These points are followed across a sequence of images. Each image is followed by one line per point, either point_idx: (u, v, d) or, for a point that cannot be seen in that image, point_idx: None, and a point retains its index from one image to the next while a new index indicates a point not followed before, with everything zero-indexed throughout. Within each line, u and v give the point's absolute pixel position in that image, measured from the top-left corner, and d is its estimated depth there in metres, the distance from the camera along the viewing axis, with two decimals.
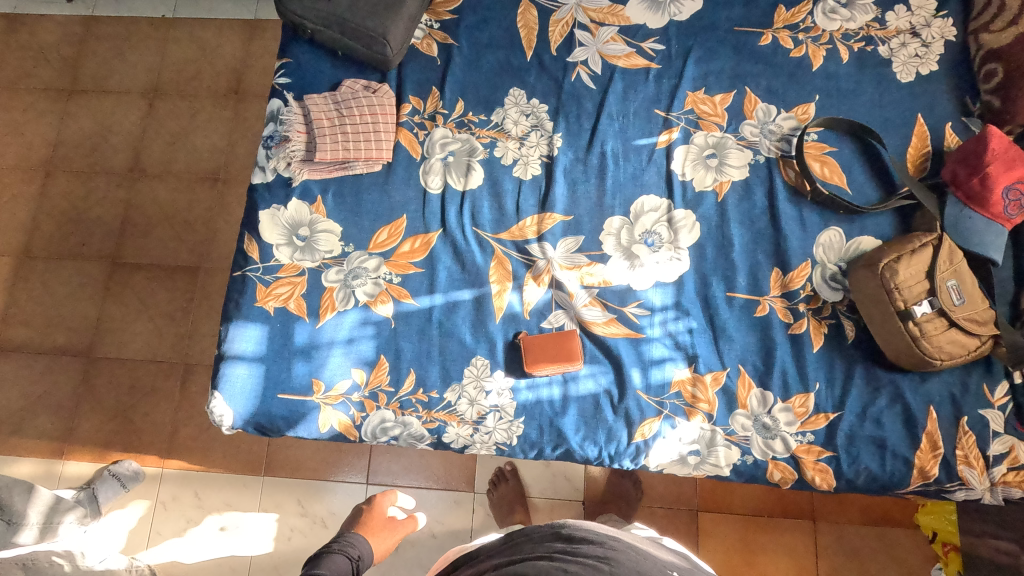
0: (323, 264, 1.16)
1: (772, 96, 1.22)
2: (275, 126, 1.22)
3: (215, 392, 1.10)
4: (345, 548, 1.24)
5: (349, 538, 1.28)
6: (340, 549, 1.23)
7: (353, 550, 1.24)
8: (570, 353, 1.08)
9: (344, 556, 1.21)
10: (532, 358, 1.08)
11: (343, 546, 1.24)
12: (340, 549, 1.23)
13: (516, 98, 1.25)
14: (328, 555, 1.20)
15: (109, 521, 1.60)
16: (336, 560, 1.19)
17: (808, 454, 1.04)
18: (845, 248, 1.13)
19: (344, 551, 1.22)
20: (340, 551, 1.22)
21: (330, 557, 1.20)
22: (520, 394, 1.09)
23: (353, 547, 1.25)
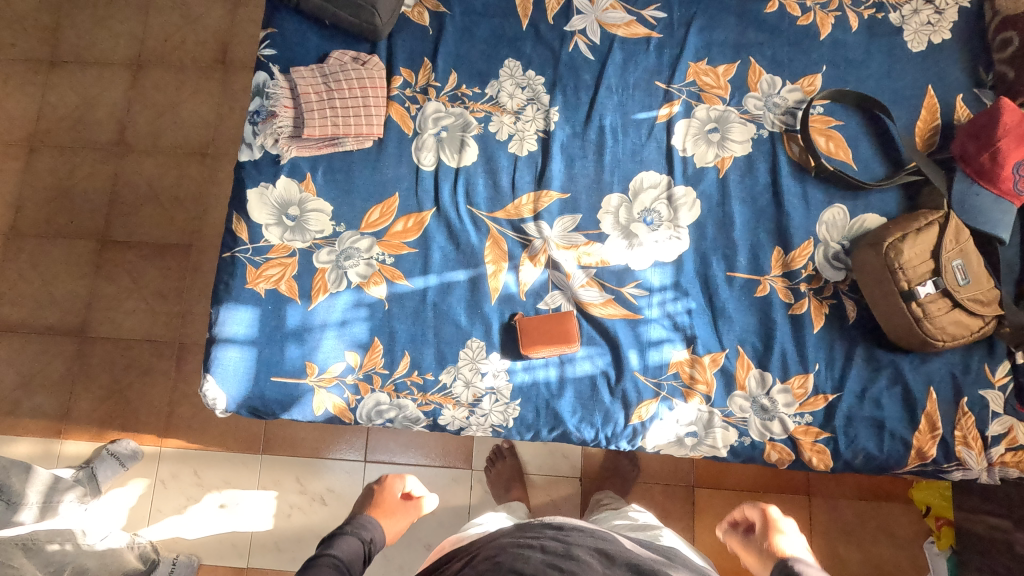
0: (313, 245, 1.13)
1: (777, 67, 1.17)
2: (261, 101, 1.17)
3: (208, 375, 1.08)
4: (358, 529, 1.12)
5: (362, 519, 1.15)
6: (352, 531, 1.11)
7: (366, 533, 1.12)
8: (568, 335, 1.06)
9: (357, 538, 1.10)
10: (529, 341, 1.06)
11: (357, 526, 1.13)
12: (353, 531, 1.12)
13: (512, 70, 1.20)
14: (341, 538, 1.09)
15: (109, 499, 1.61)
16: (348, 543, 1.08)
17: (805, 435, 1.03)
18: (848, 226, 1.10)
19: (357, 532, 1.11)
20: (352, 533, 1.11)
21: (342, 538, 1.09)
22: (517, 377, 1.08)
23: (365, 530, 1.12)
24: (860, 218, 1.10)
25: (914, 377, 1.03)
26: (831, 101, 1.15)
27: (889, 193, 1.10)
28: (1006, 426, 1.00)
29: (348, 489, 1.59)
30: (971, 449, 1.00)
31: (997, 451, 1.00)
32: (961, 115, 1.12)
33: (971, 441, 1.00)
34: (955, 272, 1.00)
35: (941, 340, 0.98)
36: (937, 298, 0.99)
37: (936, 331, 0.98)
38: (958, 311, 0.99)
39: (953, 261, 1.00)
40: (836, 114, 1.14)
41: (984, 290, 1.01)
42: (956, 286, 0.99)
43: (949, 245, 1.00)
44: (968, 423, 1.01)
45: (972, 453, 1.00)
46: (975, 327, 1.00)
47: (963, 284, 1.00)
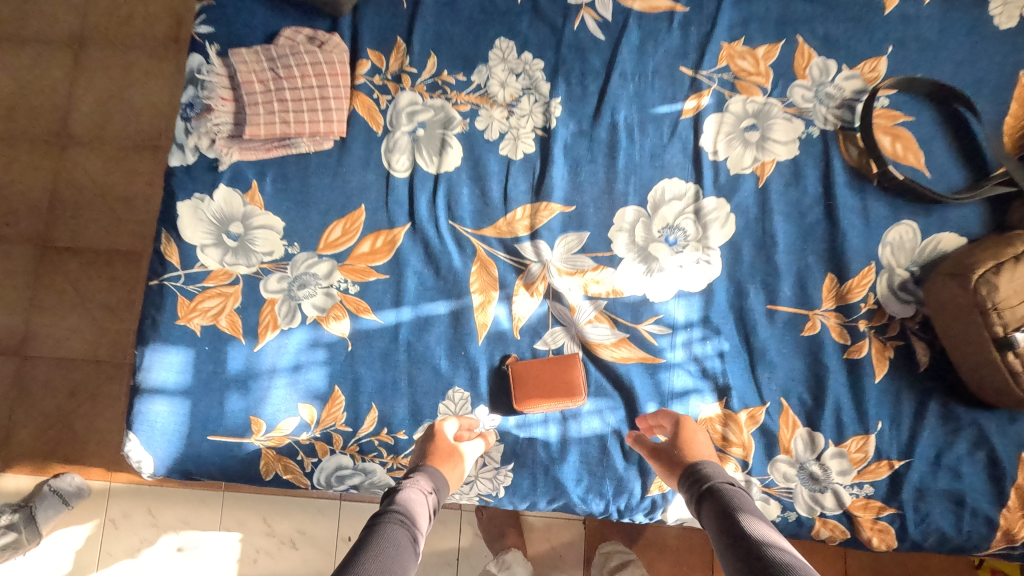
0: (260, 270, 0.93)
1: (831, 48, 0.95)
2: (195, 91, 0.95)
3: (131, 433, 0.89)
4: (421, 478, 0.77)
5: (422, 466, 0.79)
6: (415, 480, 0.76)
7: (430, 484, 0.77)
8: (571, 387, 0.86)
9: (424, 491, 0.75)
10: (523, 395, 0.86)
11: (419, 473, 0.78)
12: (415, 480, 0.76)
13: (503, 52, 0.98)
14: (403, 492, 0.74)
15: (52, 542, 1.44)
16: (415, 500, 0.73)
17: (864, 510, 0.84)
18: (918, 248, 0.89)
19: (420, 483, 0.76)
20: (416, 482, 0.76)
21: (404, 494, 0.73)
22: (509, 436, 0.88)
23: (427, 478, 0.77)
24: (933, 238, 0.89)
25: (1002, 440, 0.83)
26: (898, 92, 0.93)
27: (970, 207, 0.89)
28: None
29: (322, 531, 1.40)
30: None
31: None
32: None
33: None
34: None
35: None
36: None
37: None
38: None
39: None
40: (904, 108, 0.92)
41: None
42: None
43: None
44: None
45: None
46: None
47: None
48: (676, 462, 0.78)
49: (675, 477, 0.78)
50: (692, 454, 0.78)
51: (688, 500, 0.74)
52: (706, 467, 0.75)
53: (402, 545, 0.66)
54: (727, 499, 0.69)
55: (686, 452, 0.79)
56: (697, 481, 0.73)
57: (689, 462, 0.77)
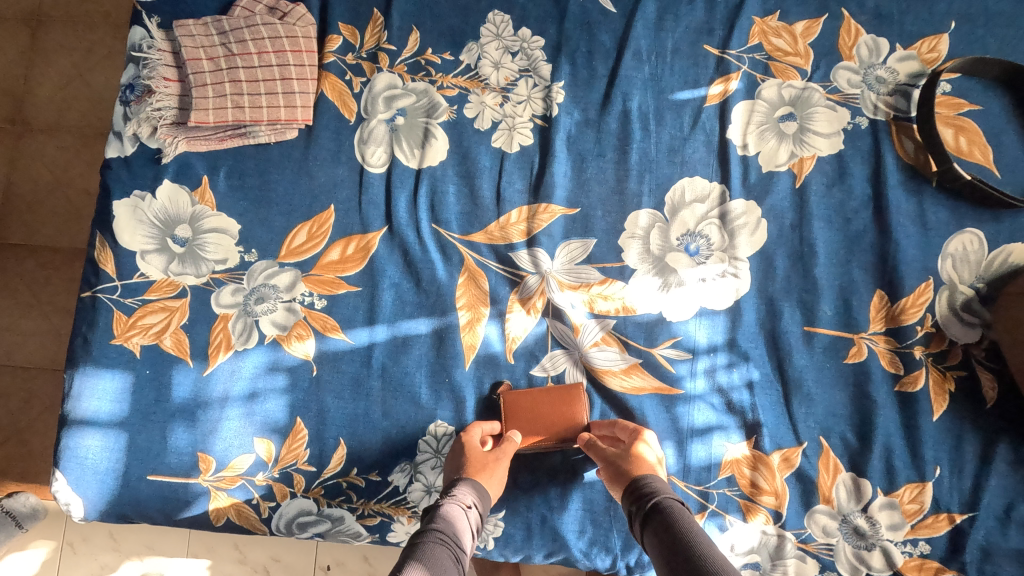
0: (211, 281, 0.79)
1: (882, 25, 0.81)
2: (135, 71, 0.81)
3: (58, 472, 0.76)
4: (465, 494, 0.64)
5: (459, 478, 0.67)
6: (458, 495, 0.63)
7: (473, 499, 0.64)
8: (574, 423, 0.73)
9: (469, 510, 0.62)
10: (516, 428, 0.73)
11: (461, 488, 0.65)
12: (457, 495, 0.63)
13: (497, 27, 0.84)
14: (447, 510, 0.61)
15: (6, 566, 1.32)
16: (460, 522, 0.60)
17: (919, 572, 0.70)
18: (984, 262, 0.75)
19: (464, 499, 0.63)
20: (460, 498, 0.63)
21: (450, 513, 0.60)
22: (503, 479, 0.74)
23: (466, 491, 0.64)
24: (1003, 250, 0.75)
25: None
26: (962, 76, 0.79)
27: None
28: None
29: (298, 560, 1.27)
30: None
31: None
32: None
33: None
34: None
35: None
36: None
37: None
38: None
39: None
40: (969, 96, 0.78)
41: None
42: None
43: None
44: None
45: None
46: None
47: None
48: (621, 473, 0.66)
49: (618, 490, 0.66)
50: (640, 466, 0.66)
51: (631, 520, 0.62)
52: (652, 482, 0.63)
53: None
54: (674, 521, 0.57)
55: (635, 462, 0.67)
56: (640, 500, 0.61)
57: (635, 475, 0.65)
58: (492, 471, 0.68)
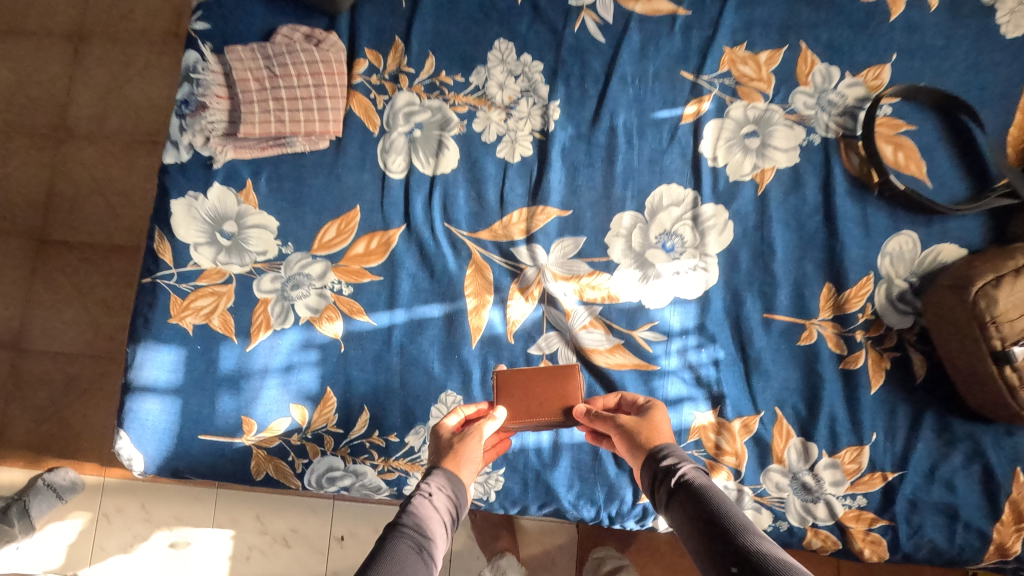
0: (254, 270, 0.92)
1: (835, 56, 0.93)
2: (190, 89, 0.94)
3: (122, 430, 0.88)
4: (436, 483, 0.71)
5: (434, 467, 0.74)
6: (428, 488, 0.70)
7: (443, 487, 0.71)
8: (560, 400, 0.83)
9: (437, 499, 0.69)
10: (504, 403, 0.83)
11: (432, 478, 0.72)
12: (428, 487, 0.70)
13: (503, 53, 0.97)
14: (417, 502, 0.68)
15: (46, 536, 1.43)
16: (429, 512, 0.68)
17: (856, 522, 0.83)
18: (918, 260, 0.88)
19: (432, 489, 0.70)
20: (430, 489, 0.70)
21: (420, 505, 0.68)
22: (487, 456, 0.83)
23: (434, 481, 0.71)
24: (934, 250, 0.88)
25: (997, 453, 0.82)
26: (901, 100, 0.92)
27: (971, 218, 0.88)
28: None
29: (315, 530, 1.40)
30: None
31: None
32: None
33: None
34: None
35: None
36: None
37: None
38: None
39: None
40: (907, 117, 0.91)
41: None
42: None
43: None
44: None
45: None
46: None
47: None
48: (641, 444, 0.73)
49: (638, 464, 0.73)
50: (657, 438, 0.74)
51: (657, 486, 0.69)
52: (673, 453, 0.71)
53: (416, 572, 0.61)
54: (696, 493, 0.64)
55: (650, 434, 0.74)
56: (666, 474, 0.68)
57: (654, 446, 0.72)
58: (459, 453, 0.75)
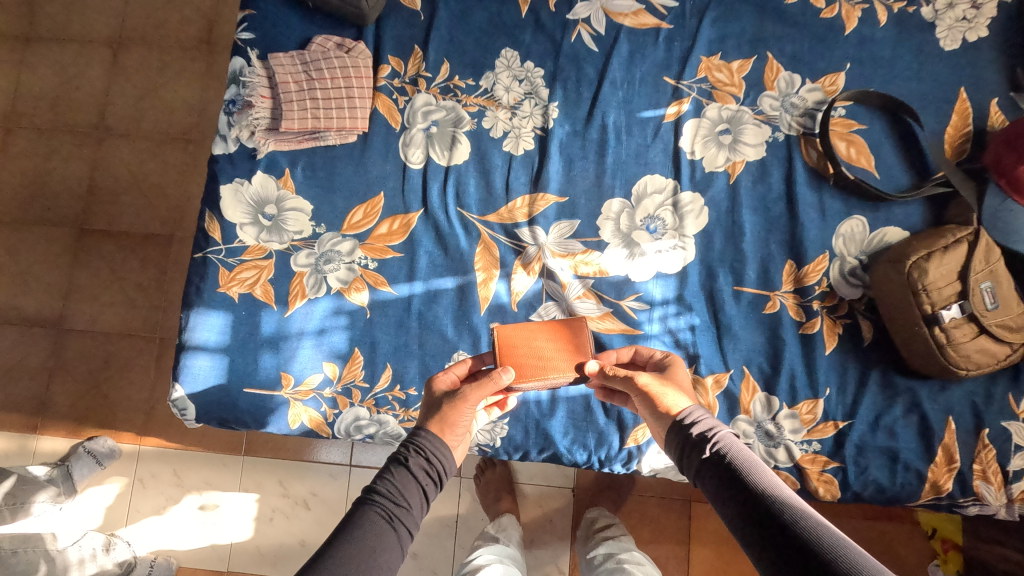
0: (291, 247, 1.06)
1: (797, 64, 1.08)
2: (237, 90, 1.08)
3: (177, 383, 1.02)
4: (417, 449, 0.82)
5: (419, 431, 0.85)
6: (408, 454, 0.81)
7: (422, 452, 0.82)
8: (563, 357, 0.92)
9: (414, 464, 0.80)
10: (509, 357, 0.92)
11: (414, 444, 0.82)
12: (408, 454, 0.81)
13: (509, 61, 1.11)
14: (395, 469, 0.79)
15: (85, 499, 1.55)
16: (406, 477, 0.79)
17: (812, 464, 0.97)
18: (868, 240, 1.02)
19: (411, 456, 0.81)
20: (409, 456, 0.81)
21: (398, 472, 0.79)
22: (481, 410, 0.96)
23: (416, 452, 0.81)
24: (881, 231, 1.02)
25: (932, 404, 0.96)
26: (854, 103, 1.06)
27: (913, 204, 1.02)
28: None
29: (333, 494, 1.53)
30: (991, 484, 0.94)
31: (1018, 487, 0.94)
32: (995, 121, 1.03)
33: (990, 475, 0.94)
34: (984, 295, 0.92)
35: (964, 369, 0.91)
36: (962, 323, 0.91)
37: (959, 358, 0.91)
38: (984, 338, 0.91)
39: (981, 283, 0.92)
40: (859, 117, 1.05)
41: (1015, 314, 0.92)
42: (984, 310, 0.91)
43: (979, 265, 0.92)
44: (988, 457, 0.94)
45: (991, 488, 0.94)
46: (1001, 355, 0.92)
47: (992, 308, 0.92)
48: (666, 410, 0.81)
49: (665, 428, 0.80)
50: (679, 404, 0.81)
51: (683, 450, 0.76)
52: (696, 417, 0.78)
53: (383, 534, 0.73)
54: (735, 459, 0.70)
55: (671, 398, 0.82)
56: (694, 437, 0.75)
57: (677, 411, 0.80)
58: (446, 420, 0.85)
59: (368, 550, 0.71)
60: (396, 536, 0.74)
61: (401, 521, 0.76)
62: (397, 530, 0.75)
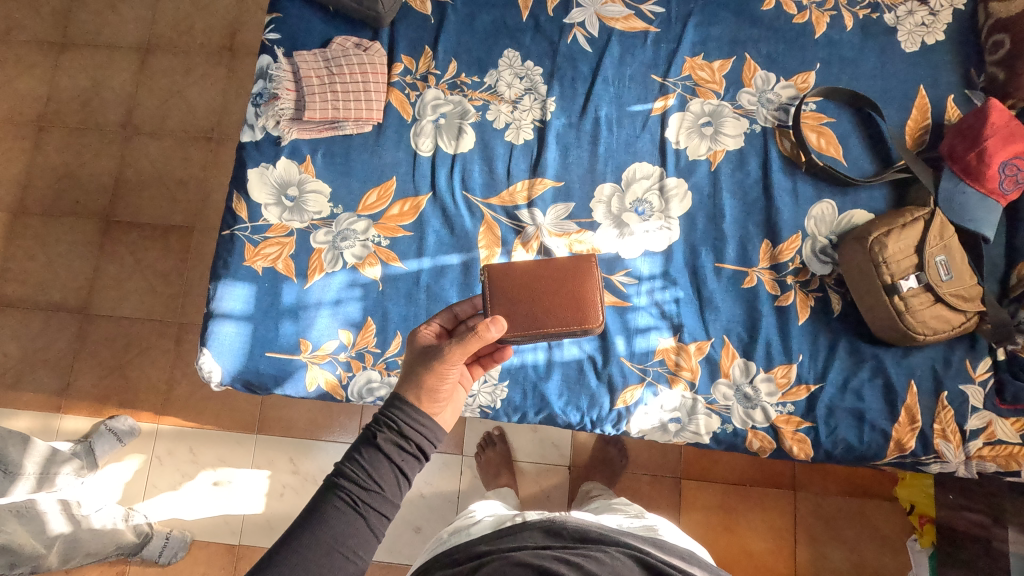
0: (311, 225, 1.16)
1: (773, 64, 1.19)
2: (264, 84, 1.20)
3: (204, 348, 1.12)
4: (387, 423, 0.80)
5: (394, 400, 0.82)
6: (378, 430, 0.80)
7: (393, 426, 0.80)
8: (555, 305, 0.95)
9: (383, 442, 0.79)
10: (499, 301, 0.95)
11: (385, 417, 0.81)
12: (378, 430, 0.80)
13: (511, 60, 1.22)
14: (364, 448, 0.78)
15: (105, 474, 1.56)
16: (375, 457, 0.78)
17: (787, 423, 1.06)
18: (836, 221, 1.12)
19: (381, 432, 0.80)
20: (378, 432, 0.80)
21: (366, 452, 0.78)
22: (474, 365, 1.02)
23: (388, 428, 0.80)
24: (848, 214, 1.12)
25: (895, 369, 1.05)
26: (824, 99, 1.17)
27: (877, 190, 1.12)
28: (985, 421, 1.02)
29: None
30: (949, 442, 1.03)
31: (975, 445, 1.02)
32: (952, 115, 1.14)
33: (949, 434, 1.03)
34: (938, 267, 1.02)
35: (923, 334, 1.00)
36: (919, 293, 1.01)
37: (917, 324, 1.00)
38: (940, 306, 1.01)
39: (936, 257, 1.02)
40: (828, 112, 1.16)
41: (968, 286, 1.03)
42: (939, 281, 1.01)
43: (933, 241, 1.03)
44: (947, 417, 1.03)
45: (951, 446, 1.02)
46: (956, 322, 1.02)
47: (946, 279, 1.02)
48: None
49: None
50: None
51: None
52: None
53: (348, 522, 0.75)
54: None
55: None
56: None
57: None
58: (425, 386, 0.83)
59: (331, 541, 0.73)
60: (364, 521, 0.76)
61: (370, 503, 0.77)
62: (364, 515, 0.76)
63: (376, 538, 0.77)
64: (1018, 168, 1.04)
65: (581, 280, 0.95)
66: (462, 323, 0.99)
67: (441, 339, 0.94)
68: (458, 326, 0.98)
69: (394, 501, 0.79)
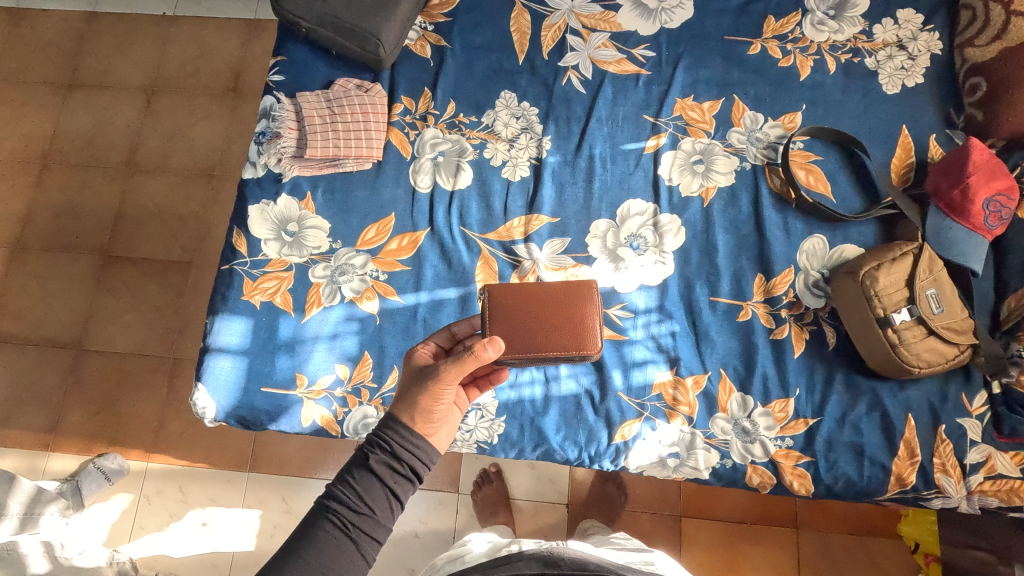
0: (310, 260, 1.17)
1: (760, 105, 1.23)
2: (268, 123, 1.23)
3: (199, 383, 1.11)
4: (381, 445, 0.80)
5: (387, 422, 0.82)
6: (371, 452, 0.80)
7: (386, 448, 0.80)
8: (556, 330, 0.95)
9: (376, 464, 0.79)
10: (498, 321, 0.95)
11: (378, 438, 0.80)
12: (371, 452, 0.80)
13: (508, 101, 1.26)
14: (356, 470, 0.78)
15: (91, 514, 1.52)
16: (367, 480, 0.77)
17: (786, 458, 1.05)
18: (828, 256, 1.14)
19: (373, 454, 0.79)
20: (371, 454, 0.79)
21: (358, 475, 0.78)
22: (470, 386, 1.03)
23: (380, 449, 0.80)
24: (839, 249, 1.14)
25: (893, 403, 1.05)
26: (810, 138, 1.21)
27: (866, 225, 1.15)
28: (985, 454, 1.02)
29: None
30: (950, 476, 1.02)
31: (976, 479, 1.01)
32: (934, 154, 1.18)
33: (949, 468, 1.02)
34: (929, 301, 1.03)
35: (917, 367, 1.01)
36: (912, 326, 1.02)
37: (911, 357, 1.01)
38: (933, 339, 1.02)
39: (927, 290, 1.04)
40: (815, 150, 1.20)
41: (959, 319, 1.04)
42: (931, 314, 1.03)
43: (923, 275, 1.05)
44: (946, 451, 1.02)
45: (952, 480, 1.02)
46: (950, 355, 1.03)
47: (937, 313, 1.03)
48: None
49: None
50: None
51: None
52: None
53: (339, 546, 0.74)
54: None
55: None
56: None
57: None
58: (419, 407, 0.82)
59: (321, 566, 0.72)
60: (354, 545, 0.75)
61: (362, 526, 0.76)
62: (355, 538, 0.75)
63: (367, 563, 0.76)
64: (1000, 204, 1.07)
65: (581, 305, 0.96)
66: (460, 343, 0.99)
67: (437, 358, 0.94)
68: (456, 346, 0.99)
69: (386, 525, 0.78)
